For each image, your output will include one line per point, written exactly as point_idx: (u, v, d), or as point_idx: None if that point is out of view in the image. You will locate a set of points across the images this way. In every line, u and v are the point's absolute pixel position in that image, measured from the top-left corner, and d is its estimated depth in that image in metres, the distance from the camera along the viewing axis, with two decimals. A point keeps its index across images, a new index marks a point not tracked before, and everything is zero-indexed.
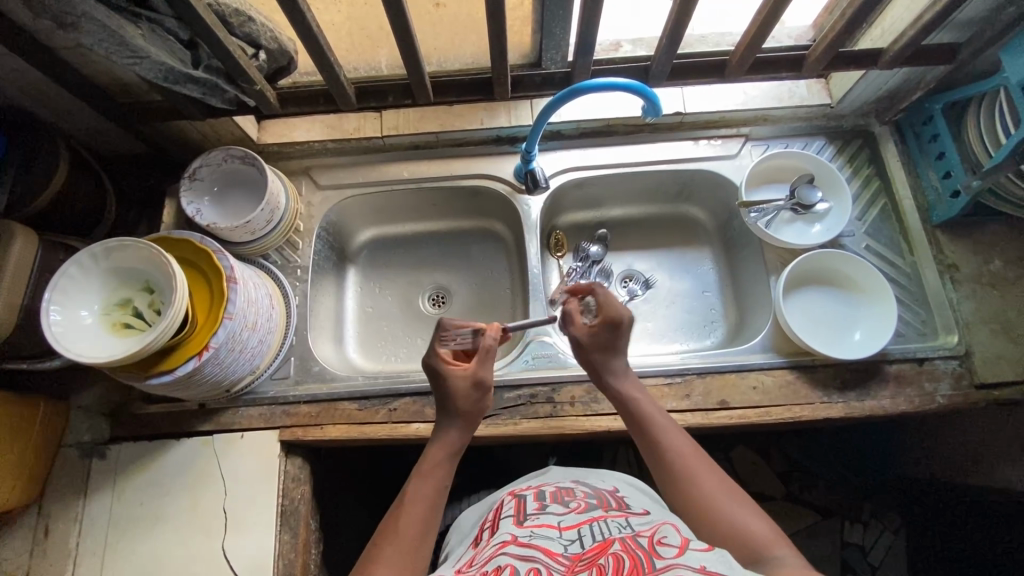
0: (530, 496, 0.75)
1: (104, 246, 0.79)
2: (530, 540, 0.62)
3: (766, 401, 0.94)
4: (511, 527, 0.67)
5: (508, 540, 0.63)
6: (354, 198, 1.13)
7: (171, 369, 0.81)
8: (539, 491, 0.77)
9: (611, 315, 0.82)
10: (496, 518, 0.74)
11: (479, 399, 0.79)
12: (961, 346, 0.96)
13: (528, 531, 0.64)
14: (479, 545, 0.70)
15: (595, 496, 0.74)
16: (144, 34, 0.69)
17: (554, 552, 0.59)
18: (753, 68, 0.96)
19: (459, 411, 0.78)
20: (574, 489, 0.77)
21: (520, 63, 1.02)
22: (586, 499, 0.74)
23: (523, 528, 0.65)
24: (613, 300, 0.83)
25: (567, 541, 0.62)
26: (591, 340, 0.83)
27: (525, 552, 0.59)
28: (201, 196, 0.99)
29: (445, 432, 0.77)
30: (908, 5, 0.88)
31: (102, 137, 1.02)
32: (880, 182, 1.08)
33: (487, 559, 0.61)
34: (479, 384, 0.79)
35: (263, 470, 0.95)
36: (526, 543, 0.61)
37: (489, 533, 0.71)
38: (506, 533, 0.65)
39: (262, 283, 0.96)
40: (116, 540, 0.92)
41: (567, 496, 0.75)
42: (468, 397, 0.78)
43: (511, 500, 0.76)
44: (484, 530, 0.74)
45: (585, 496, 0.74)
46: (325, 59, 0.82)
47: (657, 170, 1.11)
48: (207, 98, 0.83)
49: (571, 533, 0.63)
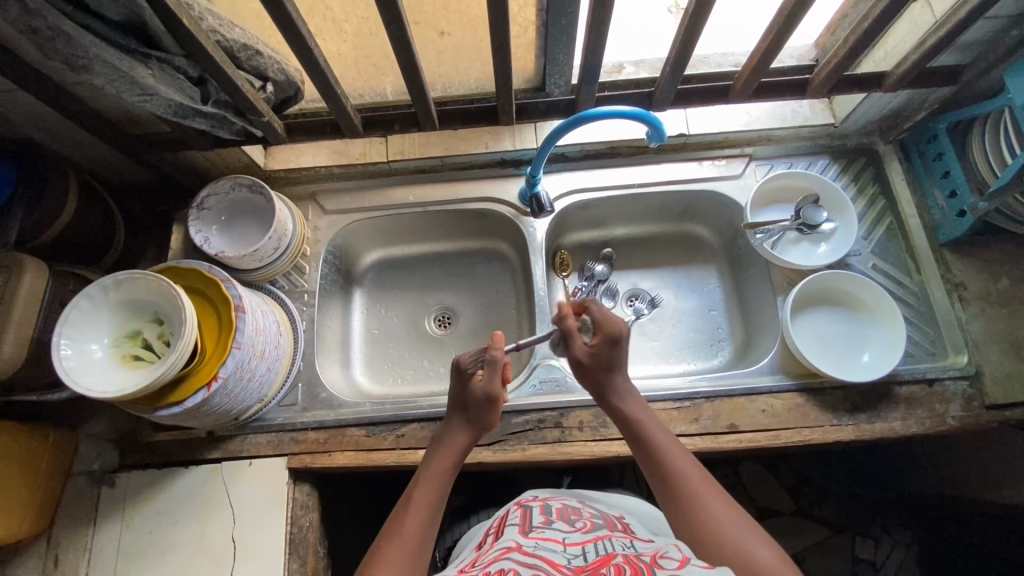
0: (536, 507, 0.76)
1: (114, 278, 0.79)
2: (534, 550, 0.62)
3: (775, 424, 0.94)
4: (515, 535, 0.68)
5: (512, 547, 0.63)
6: (360, 222, 1.14)
7: (179, 402, 0.81)
8: (545, 505, 0.77)
9: (609, 331, 0.84)
10: (499, 525, 0.75)
11: (490, 399, 0.81)
12: (970, 367, 0.95)
13: (533, 541, 0.65)
14: (479, 549, 0.72)
15: (601, 518, 0.75)
16: (154, 74, 0.69)
17: (557, 562, 0.60)
18: (758, 92, 0.96)
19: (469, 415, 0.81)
20: (579, 508, 0.77)
21: (523, 87, 1.02)
22: (592, 519, 0.74)
23: (527, 537, 0.66)
24: (608, 315, 0.85)
25: (571, 554, 0.62)
26: (592, 360, 0.83)
27: (529, 559, 0.60)
28: (209, 224, 0.99)
29: (457, 431, 0.80)
30: (911, 28, 0.88)
31: (111, 167, 1.03)
32: (886, 201, 1.08)
33: (489, 563, 0.61)
34: (494, 377, 0.81)
35: (273, 498, 0.94)
36: (529, 552, 0.61)
37: (492, 539, 0.72)
38: (511, 541, 0.66)
39: (270, 310, 0.97)
40: (124, 569, 0.92)
41: (572, 515, 0.75)
42: (479, 392, 0.81)
43: (517, 510, 0.76)
44: (486, 537, 0.75)
45: (590, 516, 0.75)
46: (331, 90, 0.82)
47: (662, 191, 1.12)
48: (215, 129, 0.83)
49: (574, 548, 0.64)
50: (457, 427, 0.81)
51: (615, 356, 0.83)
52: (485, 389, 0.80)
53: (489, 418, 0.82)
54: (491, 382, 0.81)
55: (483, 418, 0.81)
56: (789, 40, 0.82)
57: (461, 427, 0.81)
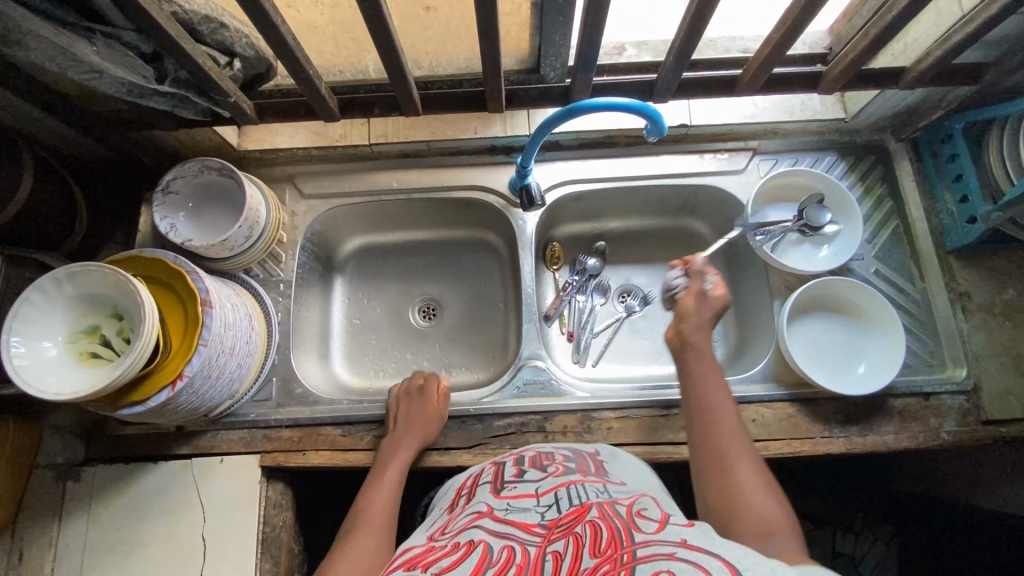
0: (509, 461, 0.74)
1: (67, 270, 0.74)
2: (506, 514, 0.60)
3: (765, 435, 0.91)
4: (487, 495, 0.66)
5: (483, 513, 0.61)
6: (341, 207, 1.08)
7: (143, 400, 0.77)
8: (518, 456, 0.75)
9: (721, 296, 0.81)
10: (472, 482, 0.73)
11: (444, 415, 0.92)
12: (968, 381, 0.92)
13: (506, 503, 0.63)
14: (451, 509, 0.69)
15: (574, 461, 0.72)
16: (99, 51, 0.63)
17: (530, 524, 0.58)
18: (768, 85, 0.90)
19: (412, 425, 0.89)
20: (552, 452, 0.75)
21: (515, 67, 0.93)
22: (565, 462, 0.72)
23: (500, 498, 0.64)
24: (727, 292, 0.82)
25: (543, 509, 0.60)
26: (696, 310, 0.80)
27: (501, 528, 0.58)
28: (176, 210, 0.93)
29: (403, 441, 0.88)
30: (935, 21, 0.82)
31: (73, 144, 0.96)
32: (893, 203, 1.02)
33: (459, 530, 0.59)
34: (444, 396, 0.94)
35: (244, 497, 0.91)
36: (502, 518, 0.60)
37: (463, 500, 0.69)
38: (482, 504, 0.64)
39: (242, 303, 0.92)
40: (92, 564, 0.89)
41: (545, 460, 0.72)
42: (436, 407, 0.92)
43: (490, 469, 0.74)
44: (458, 495, 0.73)
45: (563, 459, 0.73)
46: (302, 70, 0.75)
47: (659, 185, 1.06)
48: (178, 109, 0.78)
49: (547, 499, 0.62)
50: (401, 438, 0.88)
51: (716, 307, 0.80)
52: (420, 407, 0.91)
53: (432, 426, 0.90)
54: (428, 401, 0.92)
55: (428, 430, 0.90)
56: (805, 33, 0.76)
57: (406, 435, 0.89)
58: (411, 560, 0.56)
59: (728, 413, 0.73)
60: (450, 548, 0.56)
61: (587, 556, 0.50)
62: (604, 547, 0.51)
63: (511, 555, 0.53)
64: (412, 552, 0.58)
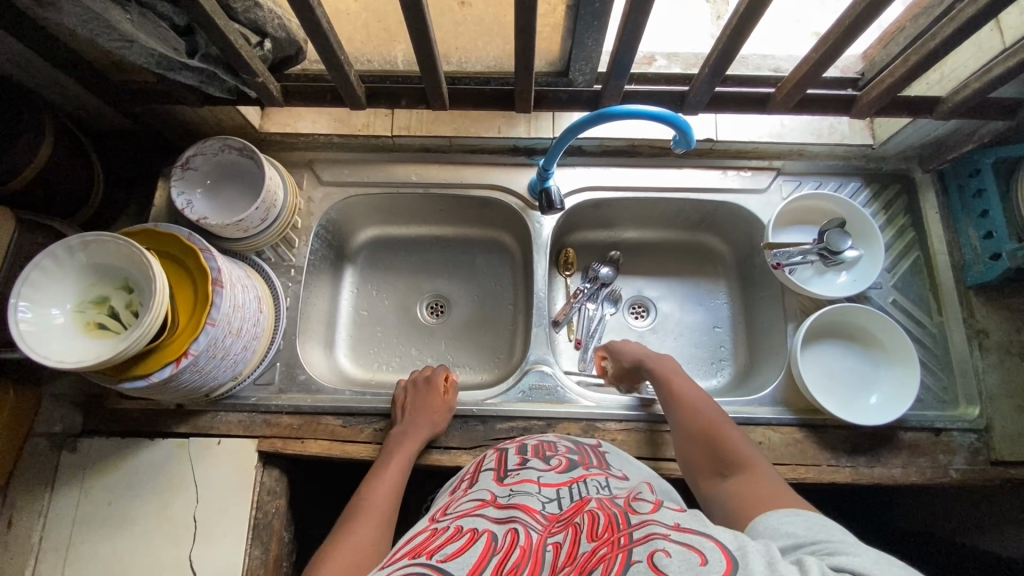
0: (512, 449, 0.72)
1: (81, 239, 0.73)
2: (509, 500, 0.59)
3: (770, 458, 0.89)
4: (490, 483, 0.65)
5: (486, 501, 0.60)
6: (358, 197, 1.07)
7: (145, 374, 0.76)
8: (521, 445, 0.74)
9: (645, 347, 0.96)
10: (474, 470, 0.72)
11: (451, 408, 0.92)
12: (981, 420, 0.91)
13: (508, 490, 0.62)
14: (452, 493, 0.69)
15: (577, 453, 0.71)
16: (132, 20, 0.63)
17: (532, 509, 0.57)
18: (801, 106, 0.89)
19: (422, 419, 0.87)
20: (555, 443, 0.74)
21: (545, 70, 0.91)
22: (568, 455, 0.70)
23: (502, 485, 0.63)
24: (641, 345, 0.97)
25: (546, 499, 0.59)
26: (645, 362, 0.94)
27: (504, 513, 0.57)
28: (194, 187, 0.93)
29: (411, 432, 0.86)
30: (976, 53, 0.81)
31: (96, 113, 0.95)
32: (915, 234, 1.01)
33: (462, 514, 0.58)
34: (450, 391, 0.94)
35: (239, 480, 0.90)
36: (505, 504, 0.58)
37: (465, 484, 0.69)
38: (485, 491, 0.63)
39: (251, 284, 0.91)
40: (79, 538, 0.88)
41: (548, 451, 0.71)
42: (444, 400, 0.91)
43: (493, 454, 0.73)
44: (460, 480, 0.72)
45: (566, 451, 0.71)
46: (334, 56, 0.75)
47: (680, 198, 1.05)
48: (205, 85, 0.77)
49: (550, 491, 0.61)
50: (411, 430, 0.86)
51: (618, 349, 0.97)
52: (435, 402, 0.90)
53: (437, 422, 0.89)
54: (441, 397, 0.91)
55: (435, 422, 0.88)
56: (844, 54, 0.75)
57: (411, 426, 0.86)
58: (415, 543, 0.55)
59: (714, 409, 0.80)
60: (454, 532, 0.55)
61: (585, 541, 0.50)
62: (602, 531, 0.51)
63: (514, 539, 0.52)
64: (414, 538, 0.56)
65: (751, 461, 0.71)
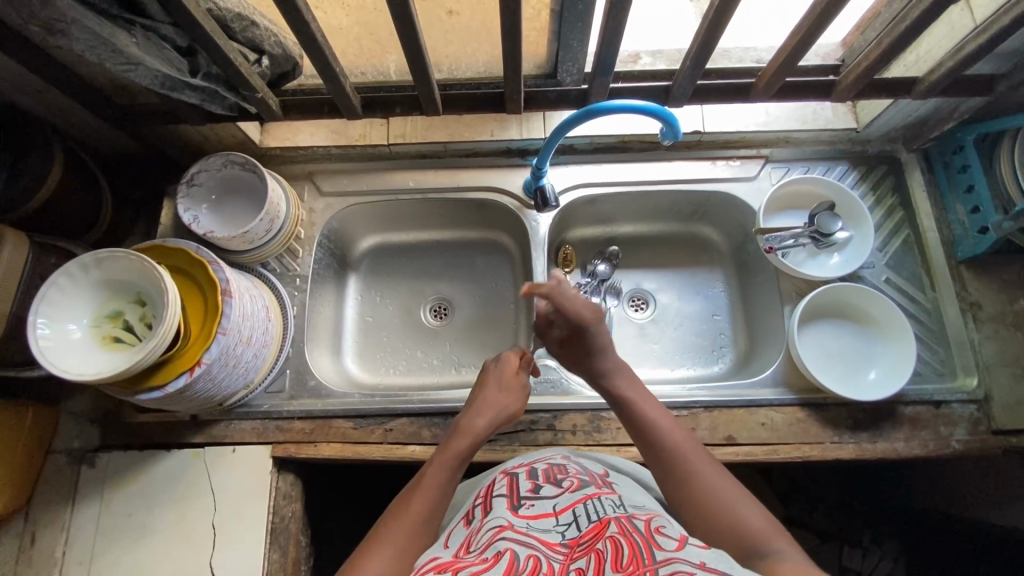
0: (523, 474, 0.71)
1: (94, 256, 0.76)
2: (528, 529, 0.59)
3: (774, 439, 0.91)
4: (505, 510, 0.63)
5: (505, 526, 0.59)
6: (357, 207, 1.10)
7: (161, 385, 0.78)
8: (531, 469, 0.73)
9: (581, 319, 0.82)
10: (485, 492, 0.71)
11: (524, 390, 0.86)
12: (979, 391, 0.92)
13: (525, 519, 0.61)
14: (467, 522, 0.66)
15: (587, 474, 0.72)
16: (138, 43, 0.67)
17: (552, 541, 0.57)
18: (782, 93, 0.91)
19: (495, 404, 0.81)
20: (565, 465, 0.74)
21: (533, 73, 0.94)
22: (578, 476, 0.71)
23: (518, 514, 0.62)
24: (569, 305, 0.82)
25: (563, 527, 0.60)
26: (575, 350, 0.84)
27: (525, 540, 0.57)
28: (199, 202, 0.95)
29: (479, 416, 0.79)
30: (949, 31, 0.84)
31: (101, 138, 0.99)
32: (904, 212, 1.03)
33: (484, 544, 0.57)
34: (526, 375, 0.88)
35: (255, 487, 0.92)
36: (524, 533, 0.58)
37: (479, 511, 0.66)
38: (501, 517, 0.62)
39: (259, 294, 0.93)
40: (101, 550, 0.90)
41: (559, 475, 0.71)
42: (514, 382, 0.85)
43: (503, 478, 0.71)
44: (471, 503, 0.71)
45: (577, 473, 0.71)
46: (329, 69, 0.78)
47: (672, 190, 1.07)
48: (206, 103, 0.81)
49: (567, 517, 0.61)
50: (480, 414, 0.79)
51: (589, 341, 0.82)
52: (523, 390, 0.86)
53: (513, 408, 0.82)
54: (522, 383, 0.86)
55: (512, 407, 0.82)
56: (819, 41, 0.78)
57: (484, 411, 0.80)
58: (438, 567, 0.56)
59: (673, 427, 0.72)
60: (478, 561, 0.55)
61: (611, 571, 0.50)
62: (627, 563, 0.51)
63: (537, 565, 0.53)
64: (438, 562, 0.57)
65: (740, 518, 0.61)
